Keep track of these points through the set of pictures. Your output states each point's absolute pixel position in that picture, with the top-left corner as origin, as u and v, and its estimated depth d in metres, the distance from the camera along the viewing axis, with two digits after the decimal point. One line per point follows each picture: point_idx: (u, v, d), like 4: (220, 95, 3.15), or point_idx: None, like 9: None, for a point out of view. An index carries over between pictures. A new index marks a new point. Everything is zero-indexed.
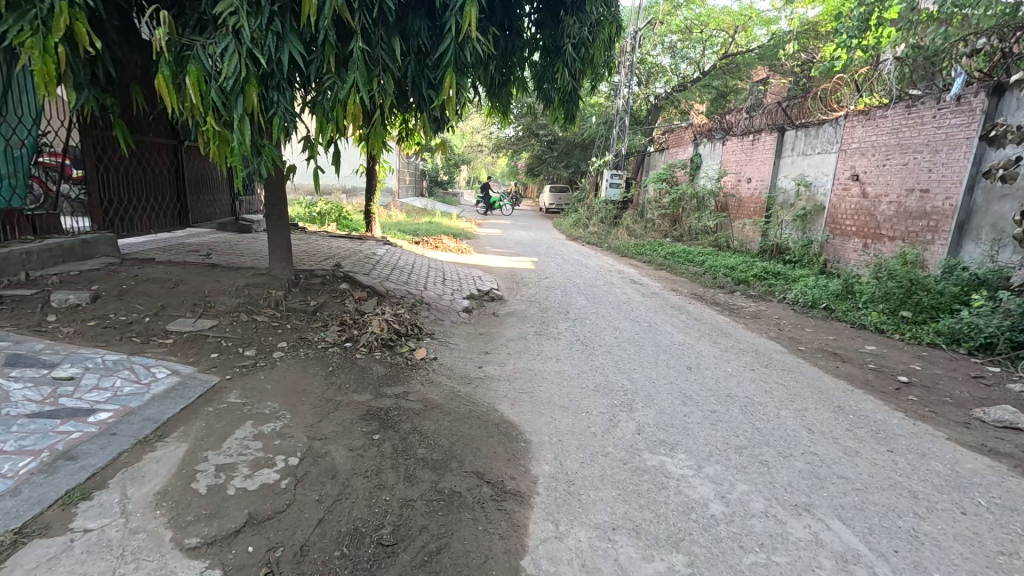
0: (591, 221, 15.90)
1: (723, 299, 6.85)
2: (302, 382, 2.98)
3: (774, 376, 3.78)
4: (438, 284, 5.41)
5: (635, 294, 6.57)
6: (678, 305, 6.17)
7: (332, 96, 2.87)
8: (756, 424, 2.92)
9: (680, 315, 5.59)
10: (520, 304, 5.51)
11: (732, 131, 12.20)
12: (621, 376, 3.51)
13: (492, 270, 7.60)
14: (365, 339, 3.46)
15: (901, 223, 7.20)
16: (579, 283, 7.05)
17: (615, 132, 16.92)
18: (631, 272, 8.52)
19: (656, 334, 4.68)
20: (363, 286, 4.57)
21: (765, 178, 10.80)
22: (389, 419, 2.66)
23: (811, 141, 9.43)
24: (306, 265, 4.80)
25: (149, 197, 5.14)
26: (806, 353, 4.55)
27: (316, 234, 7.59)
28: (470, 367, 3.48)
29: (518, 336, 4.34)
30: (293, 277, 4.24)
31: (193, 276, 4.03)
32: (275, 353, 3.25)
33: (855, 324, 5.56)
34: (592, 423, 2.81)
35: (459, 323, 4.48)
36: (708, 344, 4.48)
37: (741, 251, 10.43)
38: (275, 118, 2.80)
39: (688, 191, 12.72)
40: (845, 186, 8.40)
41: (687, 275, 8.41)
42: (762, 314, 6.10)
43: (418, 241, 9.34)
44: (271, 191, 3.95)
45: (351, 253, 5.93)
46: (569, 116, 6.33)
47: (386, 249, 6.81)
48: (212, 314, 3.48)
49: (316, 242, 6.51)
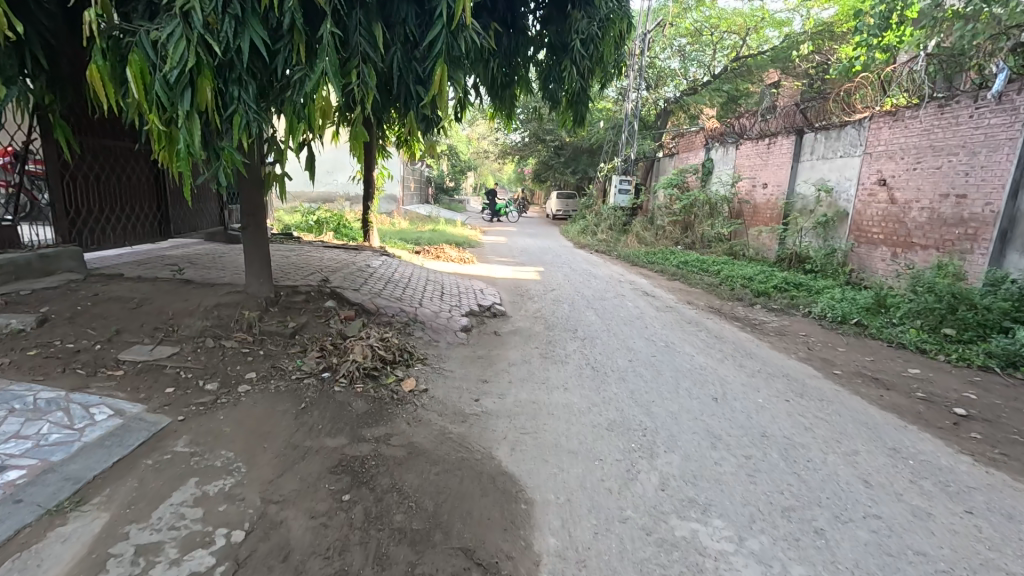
0: (599, 228, 15.47)
1: (743, 313, 6.39)
2: (267, 422, 2.56)
3: (814, 409, 3.30)
4: (435, 299, 4.99)
5: (648, 308, 6.12)
6: (696, 320, 5.70)
7: (303, 91, 2.48)
8: (801, 474, 2.45)
9: (699, 332, 5.12)
10: (525, 321, 5.08)
11: (746, 135, 11.75)
12: (638, 411, 3.06)
13: (496, 282, 7.20)
14: (346, 369, 3.04)
15: (935, 231, 6.72)
16: (588, 296, 6.62)
17: (624, 136, 16.52)
18: (643, 282, 8.09)
19: (675, 356, 4.23)
20: (351, 304, 4.16)
21: (782, 183, 10.33)
22: (364, 473, 2.22)
23: (832, 144, 8.96)
24: (290, 280, 4.40)
25: (122, 204, 4.81)
26: (844, 378, 4.07)
27: (310, 244, 7.21)
28: (465, 400, 3.05)
29: (522, 360, 3.91)
30: (273, 294, 3.84)
31: (161, 293, 3.65)
32: (241, 387, 2.83)
33: (892, 342, 5.07)
34: (607, 474, 2.36)
35: (456, 344, 4.06)
36: (733, 368, 4.01)
37: (758, 260, 9.97)
38: (235, 116, 2.40)
39: (699, 198, 11.99)
40: (871, 191, 7.92)
41: (702, 285, 7.96)
42: (788, 331, 5.61)
43: (420, 250, 8.97)
44: (247, 201, 3.56)
45: (343, 265, 5.54)
46: (577, 118, 5.93)
47: (382, 260, 6.41)
48: (174, 339, 3.08)
49: (308, 253, 6.13)
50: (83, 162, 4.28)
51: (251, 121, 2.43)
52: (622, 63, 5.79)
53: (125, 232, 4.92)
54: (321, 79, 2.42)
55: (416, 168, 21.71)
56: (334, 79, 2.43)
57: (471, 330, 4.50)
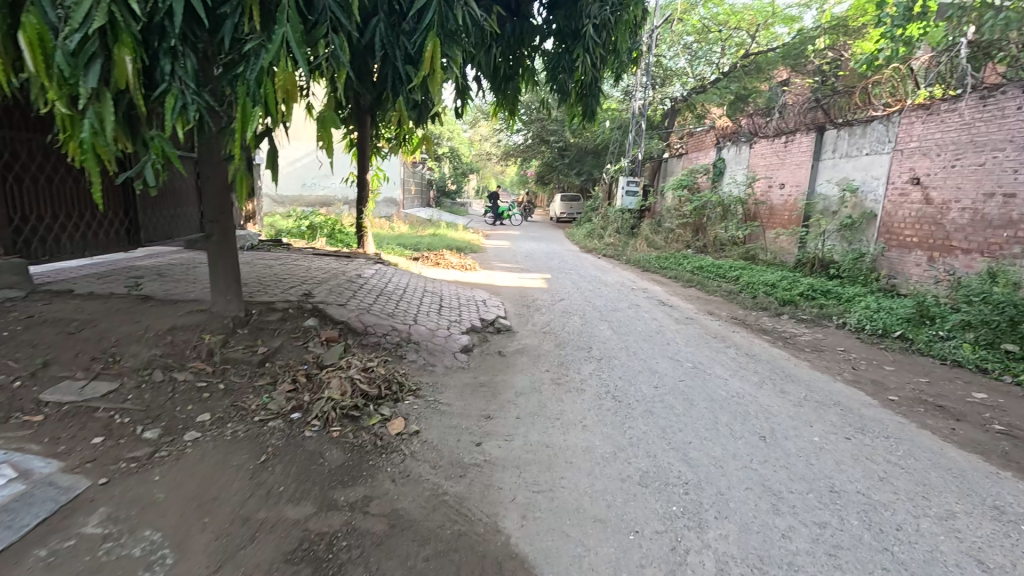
0: (606, 231, 14.94)
1: (770, 325, 5.84)
2: (214, 484, 2.02)
3: (882, 452, 2.75)
4: (432, 314, 4.46)
5: (667, 321, 5.57)
6: (721, 334, 5.16)
7: (258, 66, 1.98)
8: (896, 552, 1.91)
9: (728, 349, 4.57)
10: (532, 337, 4.56)
11: (759, 133, 11.23)
12: (675, 459, 2.51)
13: (499, 291, 6.67)
14: (320, 409, 2.51)
15: (978, 233, 6.18)
16: (600, 306, 6.09)
17: (631, 137, 16.01)
18: (656, 290, 7.55)
19: (706, 379, 3.69)
20: (334, 325, 3.65)
21: (801, 183, 9.77)
22: (330, 563, 1.69)
23: (857, 141, 8.41)
24: (265, 295, 3.89)
25: (80, 209, 4.35)
26: (903, 405, 3.52)
27: (299, 252, 6.70)
28: (464, 446, 2.52)
29: (530, 388, 3.38)
30: (243, 314, 3.31)
31: (113, 311, 3.14)
32: (189, 433, 2.31)
33: (946, 360, 4.50)
34: (648, 558, 1.82)
35: (454, 369, 3.53)
36: (775, 396, 3.46)
37: (777, 264, 9.43)
38: (168, 96, 1.89)
39: (712, 199, 11.61)
40: (902, 191, 7.38)
41: (720, 293, 7.42)
42: (824, 346, 5.05)
43: (418, 256, 8.46)
44: (211, 207, 3.05)
45: (330, 275, 5.02)
46: (587, 112, 5.43)
47: (376, 269, 5.89)
48: (114, 373, 2.56)
49: (294, 263, 5.62)
50: (31, 162, 3.84)
51: (189, 105, 1.93)
52: (636, 54, 5.31)
53: (85, 240, 4.45)
54: (280, 50, 1.93)
55: (417, 171, 21.20)
56: (299, 50, 1.94)
57: (472, 351, 3.97)
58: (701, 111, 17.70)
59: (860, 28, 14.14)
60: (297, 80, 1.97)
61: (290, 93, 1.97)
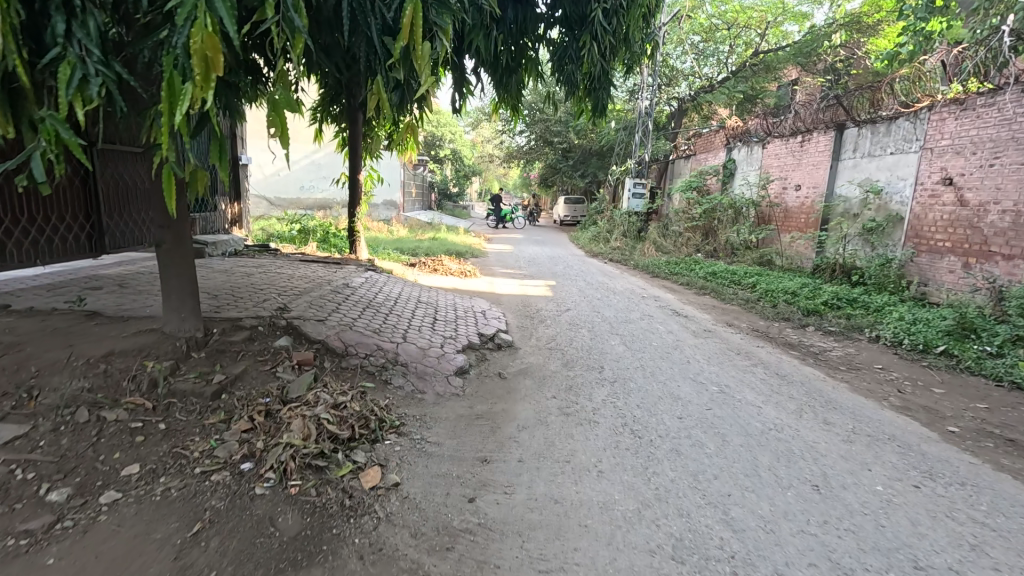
0: (611, 235, 14.47)
1: (796, 338, 5.37)
2: (123, 569, 1.55)
3: (963, 507, 2.26)
4: (424, 329, 4.00)
5: (684, 334, 5.09)
6: (745, 349, 4.69)
7: (180, 28, 1.55)
8: None
9: (756, 368, 4.08)
10: (537, 354, 4.09)
11: (772, 132, 10.76)
12: (715, 521, 2.03)
13: (501, 299, 6.21)
14: (275, 457, 2.05)
15: (1020, 238, 5.70)
16: (610, 317, 5.62)
17: (638, 137, 15.54)
18: (669, 298, 7.09)
19: (736, 408, 3.22)
20: (310, 345, 3.18)
21: (819, 184, 9.28)
22: None
23: (880, 140, 7.93)
24: (234, 310, 3.42)
25: (30, 215, 3.93)
26: (970, 439, 3.02)
27: (287, 258, 6.26)
28: (455, 505, 2.05)
29: (535, 419, 2.91)
30: (202, 335, 2.84)
31: (45, 332, 2.67)
32: (106, 493, 1.84)
33: (1002, 381, 4.01)
34: None
35: (447, 397, 3.07)
36: (820, 429, 2.97)
37: (793, 270, 8.95)
38: (61, 64, 1.46)
39: (723, 202, 11.16)
40: (932, 192, 6.90)
41: (737, 301, 6.95)
42: (859, 363, 4.56)
43: (415, 262, 8.01)
44: (161, 210, 2.61)
45: (314, 285, 4.57)
46: (597, 106, 5.00)
47: (366, 278, 5.43)
48: (27, 414, 2.09)
49: (278, 270, 5.18)
50: None
51: (91, 76, 1.50)
52: (648, 44, 4.90)
53: (36, 248, 4.02)
54: (199, 4, 1.49)
55: (417, 173, 20.79)
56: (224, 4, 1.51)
57: (468, 373, 3.50)
58: (708, 111, 17.25)
59: (874, 25, 13.66)
60: (221, 44, 1.52)
61: (212, 61, 1.50)
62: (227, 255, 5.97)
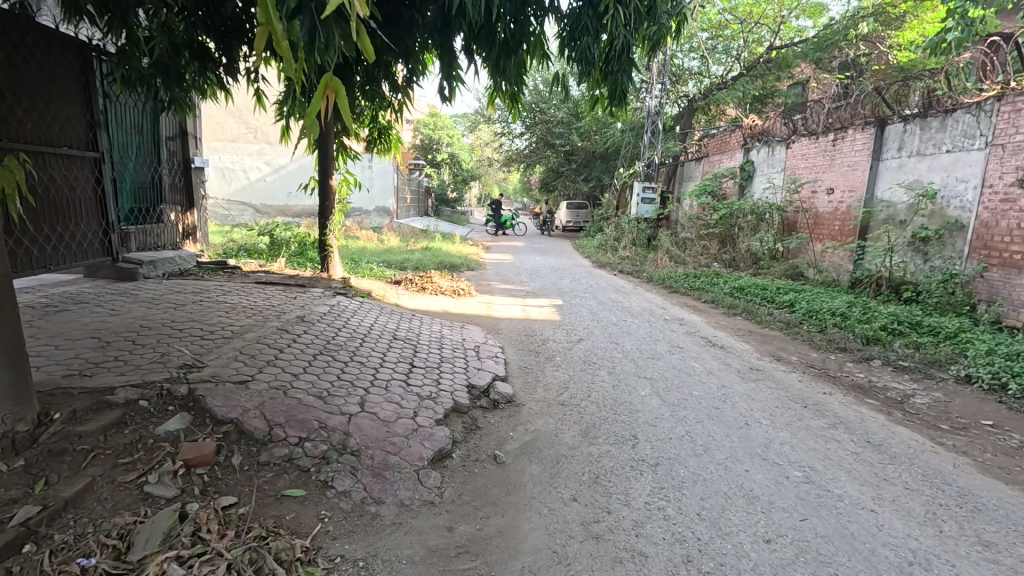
0: (620, 244, 13.22)
1: (865, 377, 4.35)
2: None
3: None
4: (394, 384, 2.96)
5: (727, 376, 4.06)
6: (812, 398, 3.65)
7: None
8: None
9: (839, 435, 3.04)
10: (547, 416, 3.07)
11: (799, 131, 9.77)
12: None
13: (500, 327, 5.20)
14: None
15: None
16: (631, 351, 4.60)
17: (647, 139, 14.53)
18: (696, 321, 6.08)
19: (843, 517, 2.18)
20: (214, 430, 2.15)
21: (856, 187, 8.26)
22: None
23: (932, 137, 6.99)
24: (117, 369, 2.43)
25: None
26: None
27: (245, 278, 5.25)
28: None
29: (550, 554, 1.87)
30: (35, 429, 1.85)
31: None
32: None
33: None
34: None
35: (416, 511, 2.04)
36: (988, 564, 1.93)
37: (831, 285, 7.94)
38: None
39: (744, 207, 10.15)
40: (1005, 195, 5.94)
41: (777, 324, 5.93)
42: (963, 418, 3.53)
43: (401, 279, 6.99)
44: None
45: (257, 320, 3.56)
46: (615, 92, 4.03)
47: (332, 304, 4.40)
48: None
49: (223, 298, 4.18)
50: None
51: None
52: (673, 22, 3.99)
53: None
54: None
55: (412, 178, 19.75)
56: None
57: (449, 459, 2.46)
58: (717, 112, 16.31)
59: (898, 17, 12.70)
60: None
61: None
62: (167, 276, 4.98)
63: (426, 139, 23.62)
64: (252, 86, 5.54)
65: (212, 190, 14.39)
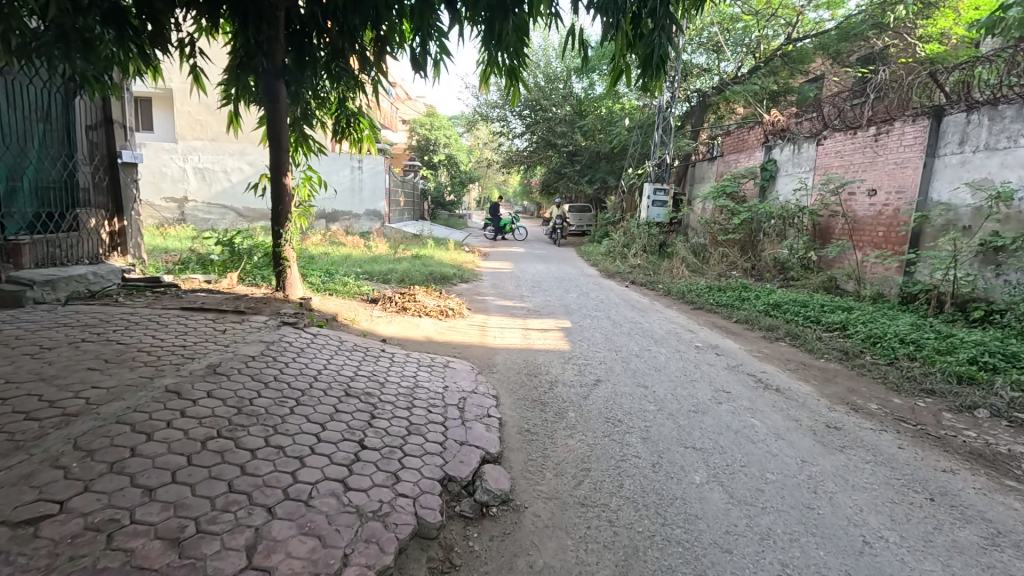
0: (630, 250, 12.17)
1: (981, 438, 3.25)
2: None
3: None
4: (326, 492, 1.88)
5: (804, 441, 2.98)
6: (937, 485, 2.56)
7: None
8: None
9: (1015, 566, 1.96)
10: (562, 534, 1.99)
11: (833, 124, 8.67)
12: None
13: (494, 362, 4.11)
14: None
15: None
16: (665, 399, 3.50)
17: (658, 138, 13.46)
18: (733, 349, 5.00)
19: None
20: None
21: (904, 187, 7.21)
22: None
23: (1004, 128, 5.94)
24: None
25: None
26: None
27: (176, 301, 4.17)
28: None
29: None
30: None
31: None
32: None
33: None
34: None
35: None
36: None
37: (880, 300, 6.88)
38: None
39: (769, 210, 9.09)
40: None
41: (834, 354, 4.84)
42: None
43: (379, 295, 5.92)
44: None
45: (142, 377, 2.46)
46: (649, 60, 2.94)
47: (270, 341, 3.31)
48: None
49: (119, 335, 3.09)
50: None
51: None
52: None
53: None
54: None
55: (407, 180, 18.72)
56: None
57: None
58: (729, 110, 15.19)
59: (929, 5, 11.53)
60: None
61: None
62: (73, 299, 3.92)
63: (422, 140, 22.59)
64: (189, 64, 4.44)
65: (189, 192, 13.27)
